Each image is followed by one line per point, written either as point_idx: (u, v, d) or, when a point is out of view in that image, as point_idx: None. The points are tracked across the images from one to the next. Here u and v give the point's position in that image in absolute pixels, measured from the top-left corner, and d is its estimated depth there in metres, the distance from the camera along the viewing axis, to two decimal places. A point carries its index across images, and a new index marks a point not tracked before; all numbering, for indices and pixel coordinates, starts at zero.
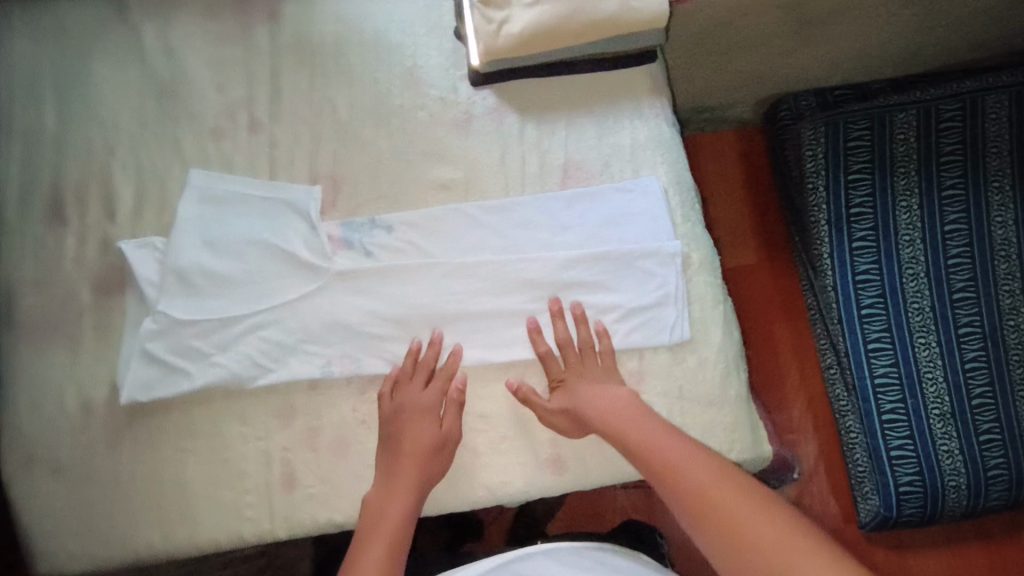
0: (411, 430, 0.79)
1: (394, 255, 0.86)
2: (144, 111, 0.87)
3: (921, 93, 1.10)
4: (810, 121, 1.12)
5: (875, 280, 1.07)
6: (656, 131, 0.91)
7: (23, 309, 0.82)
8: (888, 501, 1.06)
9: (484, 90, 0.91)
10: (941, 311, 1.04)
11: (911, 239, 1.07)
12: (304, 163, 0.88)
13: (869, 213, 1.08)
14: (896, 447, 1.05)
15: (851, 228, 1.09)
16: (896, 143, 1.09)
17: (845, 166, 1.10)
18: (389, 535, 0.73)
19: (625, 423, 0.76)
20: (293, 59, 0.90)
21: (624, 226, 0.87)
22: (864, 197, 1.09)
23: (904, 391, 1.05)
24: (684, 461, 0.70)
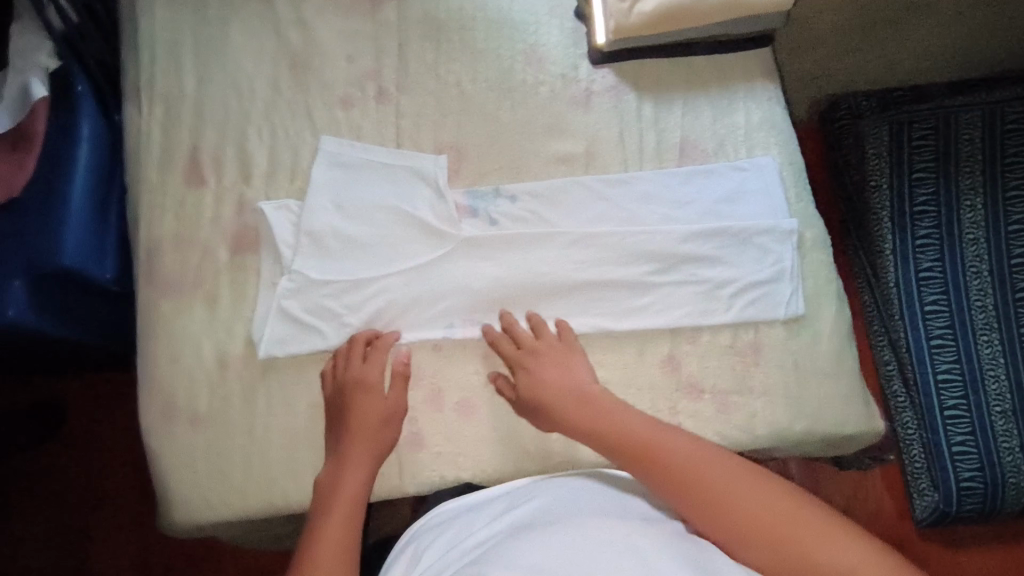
0: (362, 404, 0.79)
1: (518, 225, 0.88)
2: (277, 78, 0.90)
3: (986, 95, 1.19)
4: (874, 121, 1.23)
5: (937, 277, 1.15)
6: (770, 113, 0.93)
7: (162, 266, 0.85)
8: (948, 496, 1.14)
9: (603, 68, 0.93)
10: (1004, 310, 1.11)
11: (975, 238, 1.14)
12: (429, 133, 0.90)
13: (933, 210, 1.16)
14: (957, 442, 1.12)
15: (914, 224, 1.17)
16: (962, 143, 1.17)
17: (909, 165, 1.19)
18: (342, 506, 0.72)
19: (613, 420, 0.73)
20: (420, 33, 0.93)
21: (740, 204, 0.89)
22: (927, 195, 1.17)
23: (966, 387, 1.11)
24: (685, 455, 0.67)
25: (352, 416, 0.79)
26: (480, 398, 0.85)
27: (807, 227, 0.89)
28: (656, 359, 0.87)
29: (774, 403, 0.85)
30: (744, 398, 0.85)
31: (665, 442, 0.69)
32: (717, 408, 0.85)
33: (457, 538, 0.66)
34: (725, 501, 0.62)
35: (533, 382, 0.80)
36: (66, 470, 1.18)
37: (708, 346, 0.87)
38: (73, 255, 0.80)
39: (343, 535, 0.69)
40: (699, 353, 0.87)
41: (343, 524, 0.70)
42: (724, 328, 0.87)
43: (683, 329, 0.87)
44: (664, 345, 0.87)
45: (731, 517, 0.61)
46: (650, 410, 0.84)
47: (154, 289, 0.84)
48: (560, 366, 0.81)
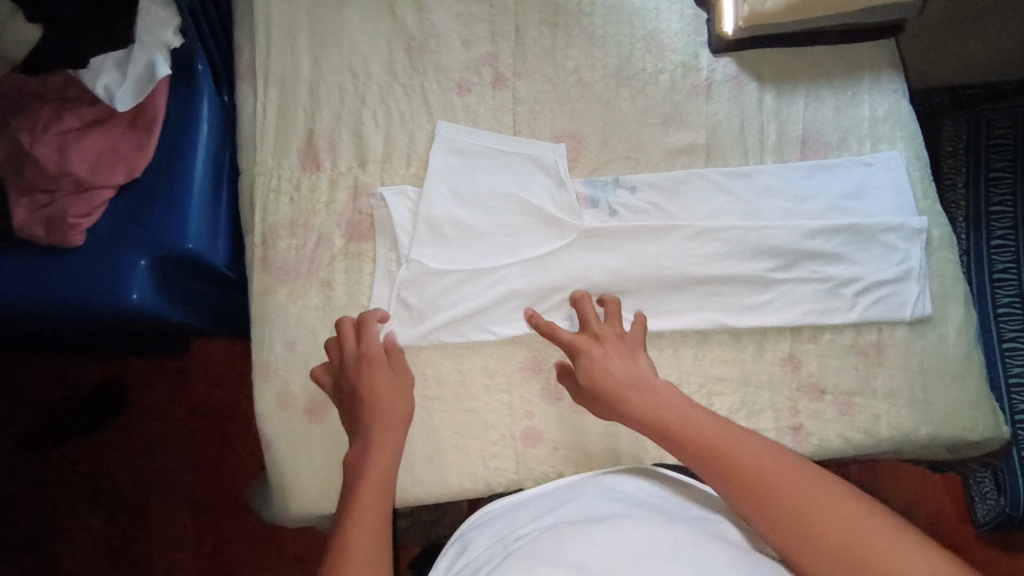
0: (375, 381, 0.73)
1: (638, 215, 0.86)
2: (393, 61, 0.88)
3: None
4: (952, 118, 1.25)
5: (1012, 279, 1.18)
6: (895, 104, 0.90)
7: (278, 250, 0.83)
8: (1016, 499, 1.14)
9: (724, 58, 0.91)
10: None
11: None
12: (546, 122, 0.88)
13: (1008, 213, 1.20)
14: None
15: (990, 225, 1.21)
16: None
17: (986, 165, 1.22)
18: (375, 485, 0.65)
19: (674, 411, 0.68)
20: (537, 18, 0.90)
21: (865, 199, 0.87)
22: (1002, 197, 1.21)
23: None
24: (742, 448, 0.63)
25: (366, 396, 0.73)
26: None
27: (935, 226, 0.87)
28: (777, 357, 0.84)
29: (899, 405, 0.82)
30: (868, 400, 0.82)
31: (721, 434, 0.65)
32: (841, 409, 0.82)
33: (506, 531, 0.63)
34: (782, 495, 0.58)
35: (594, 367, 0.74)
36: (144, 454, 1.17)
37: (831, 344, 0.84)
38: (195, 239, 0.78)
39: (379, 524, 0.61)
40: (820, 352, 0.84)
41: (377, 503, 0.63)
42: (848, 327, 0.84)
43: (807, 327, 0.84)
44: (785, 343, 0.84)
45: (790, 511, 0.57)
46: (771, 410, 0.82)
47: (269, 274, 0.82)
48: (620, 354, 0.75)
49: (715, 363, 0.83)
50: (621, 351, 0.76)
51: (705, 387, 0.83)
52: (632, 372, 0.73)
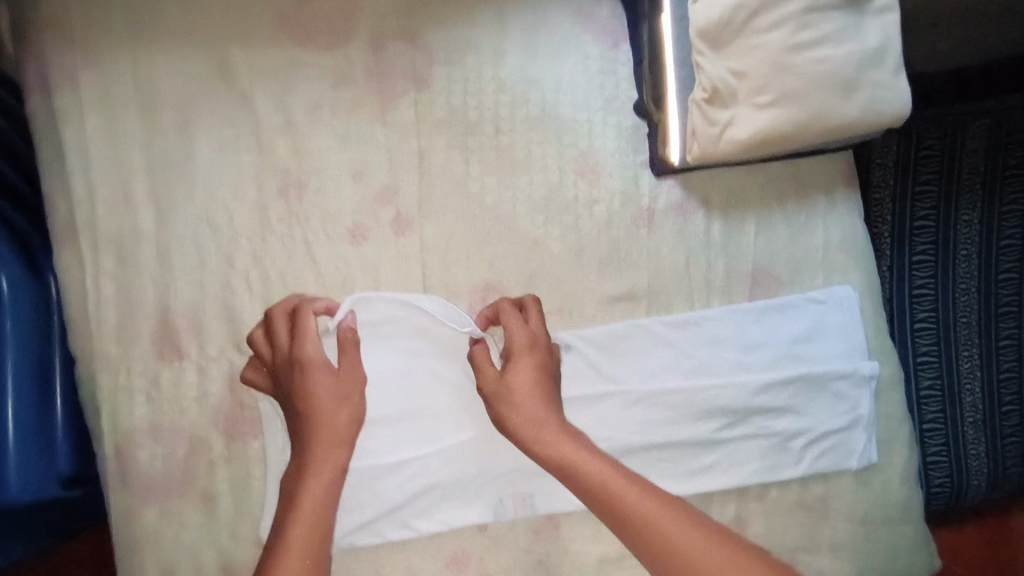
0: (310, 393, 0.62)
1: (573, 376, 0.75)
2: (265, 206, 0.70)
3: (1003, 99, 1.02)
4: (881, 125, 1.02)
5: (929, 296, 1.02)
6: (850, 229, 0.81)
7: (138, 464, 0.67)
8: None
9: (667, 180, 0.77)
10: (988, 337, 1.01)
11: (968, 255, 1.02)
12: (463, 272, 0.74)
13: (931, 227, 1.02)
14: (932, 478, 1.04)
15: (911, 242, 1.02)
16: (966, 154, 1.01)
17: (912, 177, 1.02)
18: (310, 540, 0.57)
19: (547, 441, 0.64)
20: (446, 139, 0.73)
21: (815, 342, 0.79)
22: (926, 210, 1.02)
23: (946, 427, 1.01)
24: (630, 492, 0.60)
25: (307, 409, 0.62)
26: None
27: (885, 366, 0.81)
28: (721, 521, 0.79)
29: (842, 558, 0.80)
30: (815, 556, 0.80)
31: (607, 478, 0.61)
32: (785, 569, 0.79)
33: None
34: (667, 546, 0.57)
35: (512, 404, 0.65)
36: None
37: (776, 502, 0.80)
38: (22, 483, 0.61)
39: None
40: (767, 510, 0.80)
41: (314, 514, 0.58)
42: (794, 481, 0.80)
43: (752, 486, 0.79)
44: (731, 504, 0.79)
45: (675, 558, 0.56)
46: None
47: (131, 494, 0.67)
48: (541, 381, 0.67)
49: None
50: (549, 374, 0.68)
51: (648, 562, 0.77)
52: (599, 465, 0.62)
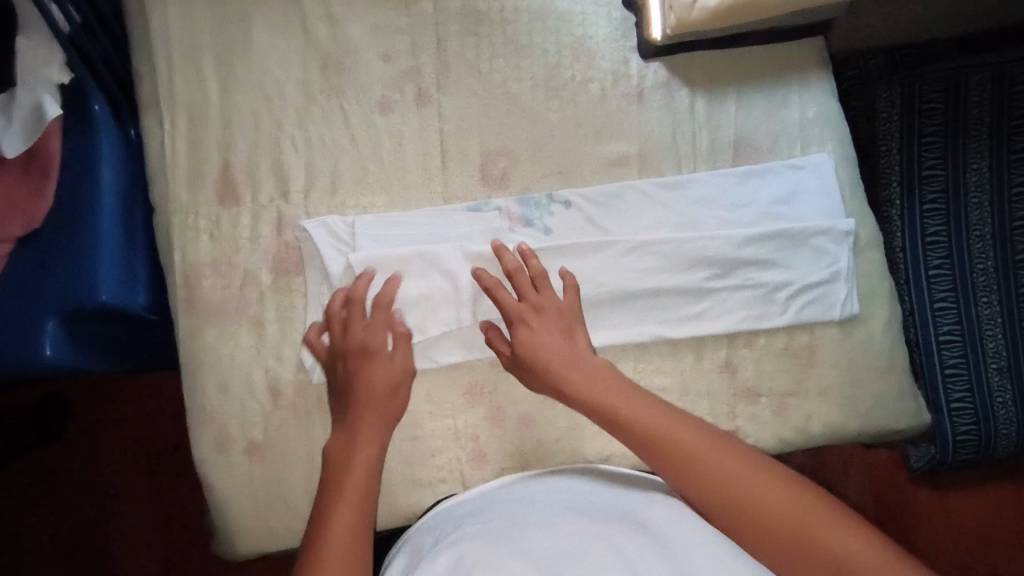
0: (367, 369, 0.75)
1: (573, 228, 0.85)
2: (309, 82, 0.84)
3: (997, 56, 1.20)
4: (887, 85, 1.21)
5: (942, 241, 1.19)
6: (824, 105, 0.90)
7: (201, 290, 0.80)
8: (946, 450, 1.21)
9: (654, 63, 0.88)
10: (1004, 272, 1.18)
11: (978, 201, 1.19)
12: (474, 140, 0.86)
13: (939, 176, 1.20)
14: (957, 400, 1.19)
15: (922, 190, 1.20)
16: (971, 107, 1.19)
17: (920, 130, 1.20)
18: (360, 484, 0.67)
19: (605, 398, 0.71)
20: (459, 29, 0.86)
21: (796, 204, 0.87)
22: (936, 159, 1.19)
23: (966, 345, 1.18)
24: (691, 438, 0.65)
25: (359, 384, 0.74)
26: (541, 412, 0.84)
27: (862, 226, 0.89)
28: (712, 365, 0.86)
29: (832, 402, 0.85)
30: (803, 400, 0.85)
31: (666, 424, 0.67)
32: (775, 410, 0.85)
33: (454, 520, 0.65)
34: (734, 497, 0.61)
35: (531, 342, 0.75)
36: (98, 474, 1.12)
37: (764, 349, 0.86)
38: (109, 290, 0.75)
39: (357, 528, 0.63)
40: (757, 357, 0.86)
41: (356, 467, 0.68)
42: (781, 330, 0.86)
43: (741, 333, 0.86)
44: (722, 350, 0.86)
45: (721, 487, 0.62)
46: (709, 417, 0.85)
47: (195, 316, 0.79)
48: (554, 334, 0.76)
49: (655, 375, 0.85)
50: (565, 326, 0.77)
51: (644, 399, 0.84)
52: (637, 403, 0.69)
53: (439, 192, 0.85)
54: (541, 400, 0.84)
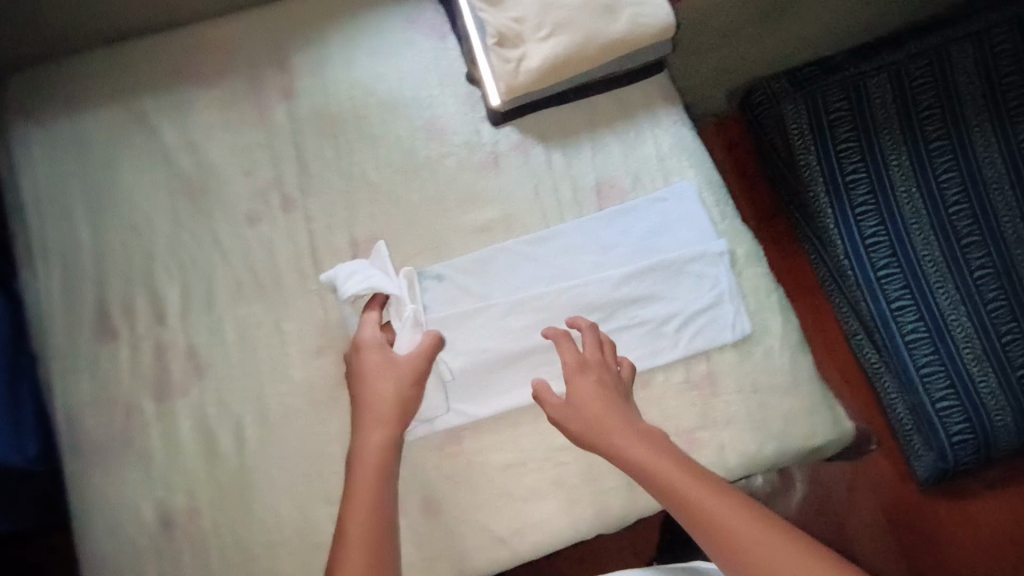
0: (370, 391, 0.76)
1: (456, 298, 0.86)
2: (177, 207, 0.87)
3: (886, 58, 1.29)
4: (790, 103, 1.31)
5: (884, 241, 1.24)
6: (678, 136, 0.92)
7: (86, 431, 0.82)
8: (943, 452, 1.21)
9: (505, 127, 0.92)
10: (953, 258, 1.21)
11: (909, 194, 1.24)
12: (343, 233, 0.88)
13: (863, 177, 1.26)
14: (940, 398, 1.20)
15: (850, 194, 1.27)
16: (875, 106, 1.27)
17: (833, 138, 1.28)
18: (361, 539, 0.66)
19: (612, 439, 0.72)
20: (313, 132, 0.90)
21: (667, 236, 0.88)
22: (855, 163, 1.27)
23: (934, 340, 1.21)
24: (736, 518, 0.63)
25: (361, 406, 0.76)
26: (443, 493, 0.83)
27: (739, 246, 0.89)
28: None
29: (740, 429, 0.83)
30: (712, 432, 0.83)
31: (703, 495, 0.65)
32: (685, 449, 0.83)
33: None
34: (728, 539, 0.62)
35: (575, 399, 0.75)
36: None
37: (664, 388, 0.84)
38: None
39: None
40: (657, 397, 0.84)
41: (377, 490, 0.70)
42: (676, 363, 0.85)
43: (634, 375, 0.85)
44: None
45: (719, 529, 0.63)
46: (613, 467, 0.84)
47: (81, 459, 0.81)
48: (598, 384, 0.76)
49: (553, 435, 0.84)
50: (607, 383, 0.76)
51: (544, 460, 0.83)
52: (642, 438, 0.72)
53: (315, 290, 0.86)
54: (443, 480, 0.83)
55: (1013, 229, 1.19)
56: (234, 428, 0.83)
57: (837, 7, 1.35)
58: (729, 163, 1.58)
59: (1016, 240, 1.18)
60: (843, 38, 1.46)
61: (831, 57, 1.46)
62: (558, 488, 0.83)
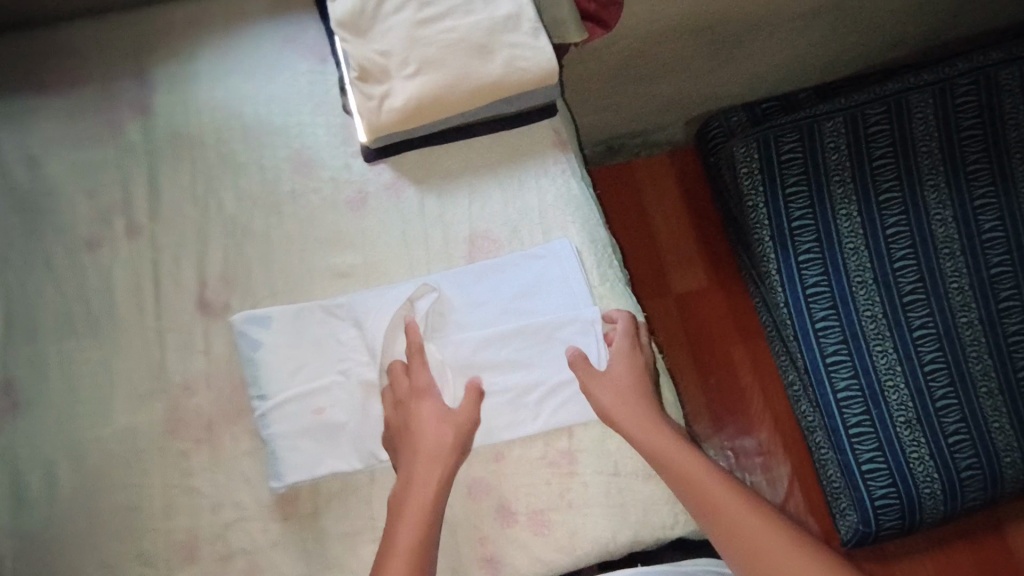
0: (421, 416, 0.73)
1: (302, 348, 0.78)
2: (8, 227, 0.81)
3: (847, 101, 1.23)
4: (742, 139, 1.24)
5: (825, 292, 1.17)
6: (565, 187, 0.86)
7: None
8: (866, 516, 1.15)
9: (379, 164, 0.85)
10: (894, 316, 1.15)
11: (855, 246, 1.18)
12: (190, 266, 0.82)
13: (810, 225, 1.19)
14: (867, 460, 1.14)
15: (794, 241, 1.20)
16: (828, 152, 1.21)
17: (781, 180, 1.21)
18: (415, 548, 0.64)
19: (619, 420, 0.74)
20: (169, 154, 0.84)
21: (539, 295, 0.82)
22: (802, 209, 1.20)
23: (867, 401, 1.14)
24: (724, 499, 0.68)
25: (411, 426, 0.73)
26: (269, 560, 0.74)
27: (616, 312, 0.83)
28: (461, 485, 0.77)
29: (597, 512, 0.76)
30: (564, 514, 0.76)
31: (707, 481, 0.69)
32: (535, 530, 0.76)
33: None
34: (720, 520, 0.67)
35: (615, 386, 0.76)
36: None
37: (520, 461, 0.78)
38: None
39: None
40: (511, 471, 0.78)
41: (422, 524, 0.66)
42: (535, 435, 0.79)
43: (488, 446, 0.78)
44: (469, 468, 0.78)
45: (718, 512, 0.67)
46: (459, 545, 0.76)
47: None
48: (625, 377, 0.77)
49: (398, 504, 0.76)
50: (643, 386, 0.77)
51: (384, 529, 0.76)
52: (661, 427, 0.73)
53: (151, 326, 0.80)
54: (270, 545, 0.75)
55: (959, 295, 1.13)
56: (44, 474, 0.75)
57: (778, 49, 1.27)
58: (670, 197, 1.52)
59: (960, 306, 1.13)
60: (793, 81, 1.39)
61: (795, 95, 1.40)
62: None
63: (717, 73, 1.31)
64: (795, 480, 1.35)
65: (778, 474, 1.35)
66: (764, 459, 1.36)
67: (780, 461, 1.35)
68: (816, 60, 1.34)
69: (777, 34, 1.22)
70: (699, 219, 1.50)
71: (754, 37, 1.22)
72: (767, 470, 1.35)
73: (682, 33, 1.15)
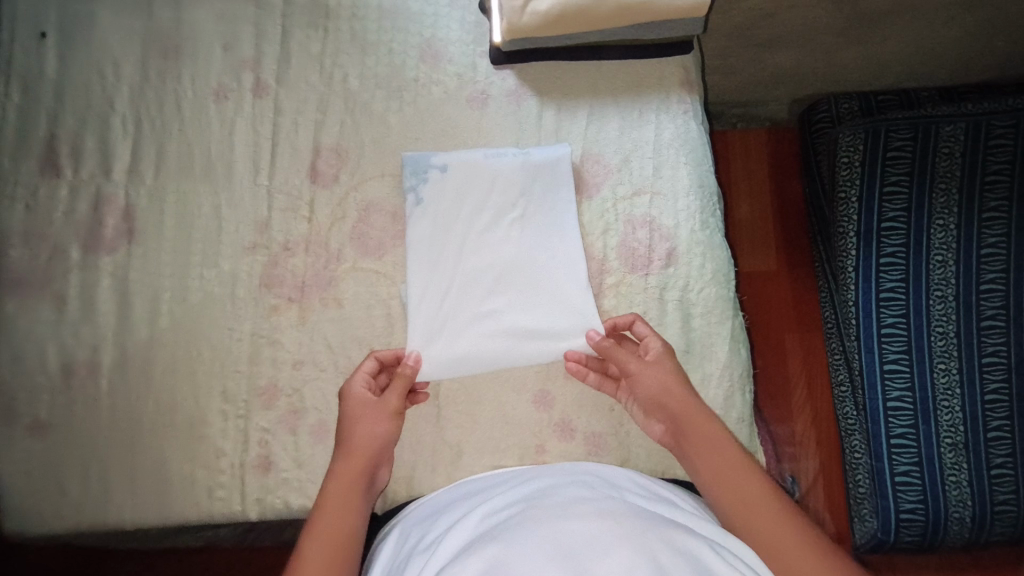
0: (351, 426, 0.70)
1: (459, 198, 0.82)
2: (147, 61, 0.86)
3: (973, 107, 1.15)
4: (850, 128, 1.19)
5: (899, 300, 1.14)
6: (684, 128, 0.85)
7: (8, 260, 0.81)
8: (887, 526, 1.13)
9: (505, 70, 0.87)
10: (966, 338, 1.10)
11: (944, 259, 1.13)
12: (307, 132, 0.84)
13: (901, 228, 1.15)
14: (901, 472, 1.12)
15: (881, 242, 1.16)
16: (940, 157, 1.15)
17: (881, 178, 1.17)
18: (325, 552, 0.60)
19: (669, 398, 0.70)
20: (306, 21, 0.87)
21: (636, 230, 0.82)
22: (897, 211, 1.16)
23: (917, 416, 1.12)
24: (746, 484, 0.63)
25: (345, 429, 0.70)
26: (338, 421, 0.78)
27: (709, 260, 0.82)
28: (528, 394, 0.79)
29: (650, 445, 0.78)
30: (619, 440, 0.78)
31: (738, 471, 0.64)
32: (591, 449, 0.78)
33: None
34: (738, 495, 0.62)
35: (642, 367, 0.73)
36: None
37: (589, 383, 0.80)
38: None
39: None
40: (577, 391, 0.79)
41: (335, 537, 0.61)
42: None
43: (560, 361, 0.80)
44: (538, 379, 0.80)
45: (735, 490, 0.63)
46: (517, 449, 0.78)
47: None
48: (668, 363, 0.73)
49: (466, 398, 0.79)
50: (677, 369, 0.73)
51: (446, 416, 0.79)
52: (688, 403, 0.70)
53: (264, 184, 0.83)
54: None
55: None
56: (150, 301, 0.80)
57: (919, 40, 1.18)
58: (757, 172, 1.47)
59: None
60: (925, 75, 1.31)
61: (916, 91, 1.32)
62: (453, 453, 0.78)
63: (846, 52, 1.23)
64: (820, 476, 1.34)
65: (805, 466, 1.34)
66: (792, 450, 1.35)
67: (810, 456, 1.34)
68: (953, 56, 1.25)
69: (926, 25, 1.13)
70: (783, 202, 1.46)
71: (892, 21, 1.12)
72: (794, 458, 1.35)
73: (822, 6, 1.07)
